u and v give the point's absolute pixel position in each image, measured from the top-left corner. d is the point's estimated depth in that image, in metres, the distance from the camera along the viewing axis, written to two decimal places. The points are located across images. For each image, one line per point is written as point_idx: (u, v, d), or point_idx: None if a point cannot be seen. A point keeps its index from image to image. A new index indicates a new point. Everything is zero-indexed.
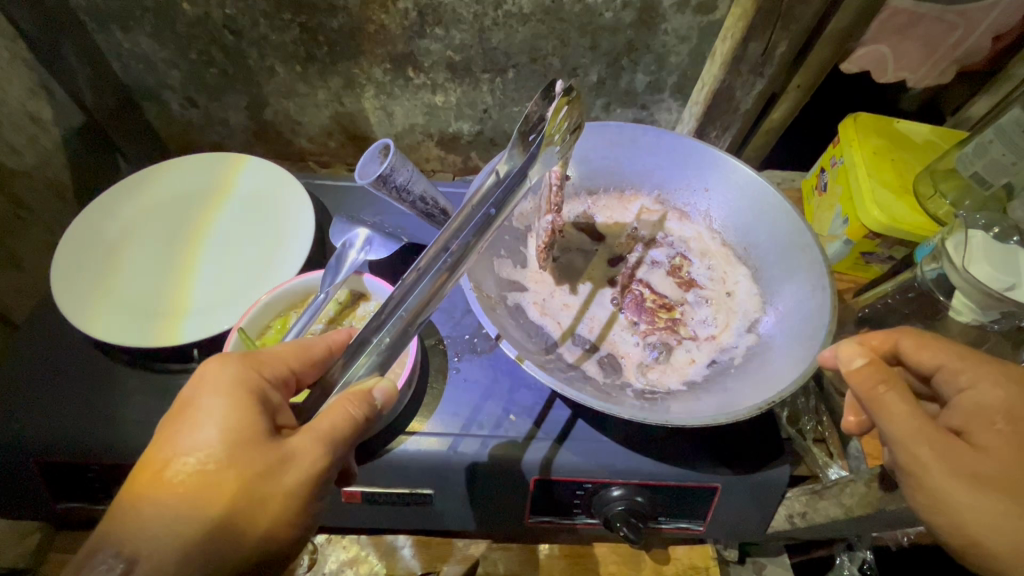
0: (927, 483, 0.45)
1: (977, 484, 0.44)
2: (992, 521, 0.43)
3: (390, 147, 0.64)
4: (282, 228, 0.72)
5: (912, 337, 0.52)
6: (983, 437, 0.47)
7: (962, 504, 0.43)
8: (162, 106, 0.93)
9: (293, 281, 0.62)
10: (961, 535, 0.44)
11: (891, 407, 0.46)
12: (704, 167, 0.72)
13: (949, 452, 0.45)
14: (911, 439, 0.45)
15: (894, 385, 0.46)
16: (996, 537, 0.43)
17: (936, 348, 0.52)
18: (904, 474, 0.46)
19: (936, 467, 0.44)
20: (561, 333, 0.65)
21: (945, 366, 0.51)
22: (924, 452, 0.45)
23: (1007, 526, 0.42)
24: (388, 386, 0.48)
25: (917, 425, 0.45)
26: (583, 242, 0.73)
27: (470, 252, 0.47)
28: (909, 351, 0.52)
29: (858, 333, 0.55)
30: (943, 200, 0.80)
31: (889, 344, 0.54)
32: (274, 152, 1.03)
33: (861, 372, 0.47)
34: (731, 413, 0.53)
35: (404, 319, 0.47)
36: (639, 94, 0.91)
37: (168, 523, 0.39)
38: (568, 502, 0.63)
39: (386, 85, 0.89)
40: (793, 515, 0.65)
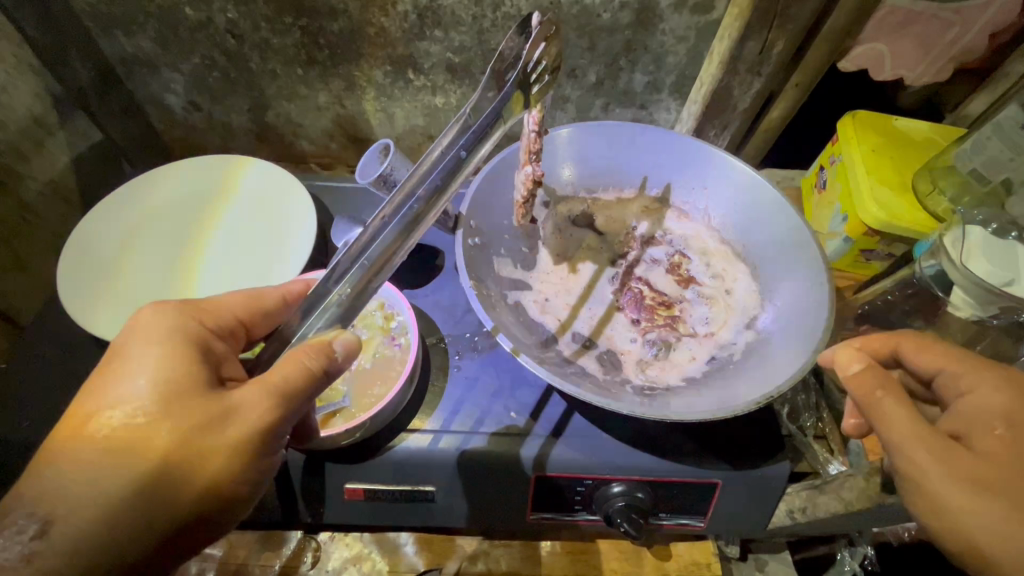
0: (926, 487, 0.44)
1: (979, 490, 0.43)
2: (996, 529, 0.42)
3: (390, 147, 0.64)
4: (283, 229, 0.73)
5: (911, 339, 0.54)
6: (984, 443, 0.46)
7: (961, 510, 0.43)
8: (166, 110, 0.94)
9: (295, 280, 0.64)
10: (961, 540, 0.43)
11: (887, 411, 0.47)
12: (703, 165, 0.72)
13: (947, 456, 0.44)
14: (908, 443, 0.45)
15: (892, 390, 0.47)
16: (998, 544, 0.42)
17: (937, 352, 0.52)
18: (903, 480, 0.46)
19: (934, 470, 0.44)
20: (561, 329, 0.65)
21: (944, 369, 0.51)
22: (921, 456, 0.45)
23: (1009, 533, 0.41)
24: (349, 339, 0.47)
25: (914, 428, 0.46)
26: (584, 240, 0.73)
27: (436, 199, 0.48)
28: (909, 353, 0.53)
29: (856, 335, 0.56)
30: (941, 197, 0.80)
31: (889, 348, 0.54)
32: (276, 155, 1.04)
33: (858, 376, 0.48)
34: (728, 408, 0.54)
35: (367, 268, 0.48)
36: (638, 93, 0.92)
37: (94, 475, 0.40)
38: (570, 499, 0.63)
39: (386, 87, 0.90)
40: (793, 510, 0.65)
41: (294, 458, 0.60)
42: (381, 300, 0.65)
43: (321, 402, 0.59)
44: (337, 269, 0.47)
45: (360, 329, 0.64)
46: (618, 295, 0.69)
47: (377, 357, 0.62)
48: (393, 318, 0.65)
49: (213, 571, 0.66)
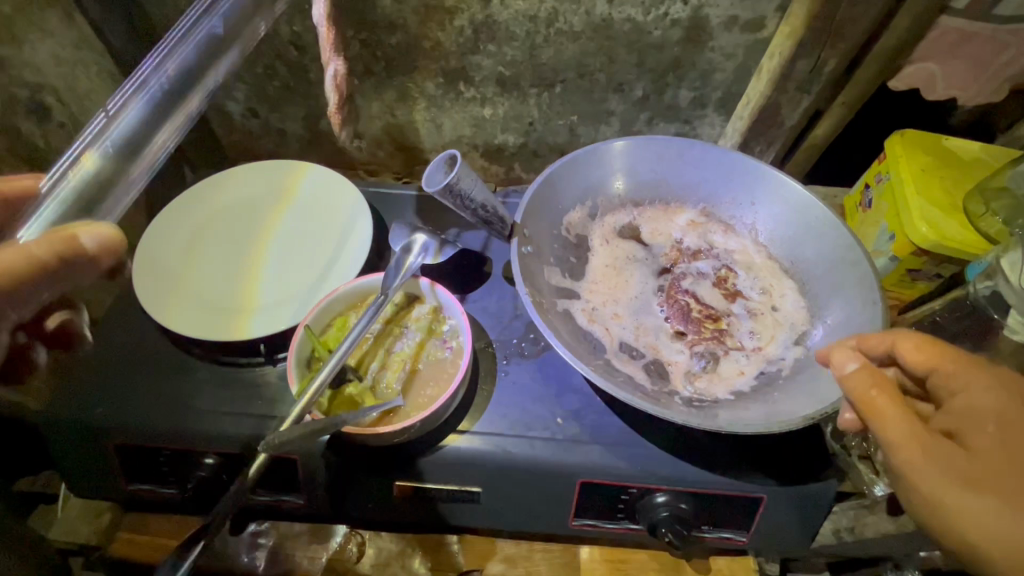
0: (919, 485, 0.45)
1: (971, 487, 0.43)
2: (988, 524, 0.42)
3: (456, 158, 0.62)
4: (337, 237, 0.76)
5: (908, 339, 0.53)
6: (976, 440, 0.46)
7: (957, 510, 0.43)
8: (226, 115, 0.99)
9: (354, 282, 0.65)
10: (957, 541, 0.43)
11: (882, 410, 0.47)
12: (751, 182, 0.74)
13: (940, 453, 0.45)
14: (901, 441, 0.45)
15: (886, 390, 0.47)
16: (989, 541, 0.42)
17: (932, 351, 0.52)
18: (897, 477, 0.46)
19: (928, 469, 0.44)
20: (609, 339, 0.66)
21: (937, 369, 0.51)
22: (914, 454, 0.45)
23: (1001, 531, 0.42)
24: (103, 235, 0.47)
25: (908, 427, 0.46)
26: (631, 252, 0.74)
27: (149, 77, 0.61)
28: (905, 352, 0.53)
29: (857, 336, 0.56)
30: (995, 218, 0.79)
31: (885, 346, 0.54)
32: (325, 161, 1.08)
33: (852, 374, 0.49)
34: (782, 424, 0.55)
35: (120, 149, 0.57)
36: (683, 109, 0.93)
37: None
38: (612, 506, 0.64)
39: (437, 99, 0.93)
40: (839, 529, 0.68)
41: (349, 453, 0.62)
42: (433, 305, 0.67)
43: (376, 401, 0.61)
44: (80, 153, 0.55)
45: (413, 331, 0.66)
46: (664, 307, 0.69)
47: (430, 359, 0.64)
48: (445, 321, 0.66)
49: (263, 560, 0.68)
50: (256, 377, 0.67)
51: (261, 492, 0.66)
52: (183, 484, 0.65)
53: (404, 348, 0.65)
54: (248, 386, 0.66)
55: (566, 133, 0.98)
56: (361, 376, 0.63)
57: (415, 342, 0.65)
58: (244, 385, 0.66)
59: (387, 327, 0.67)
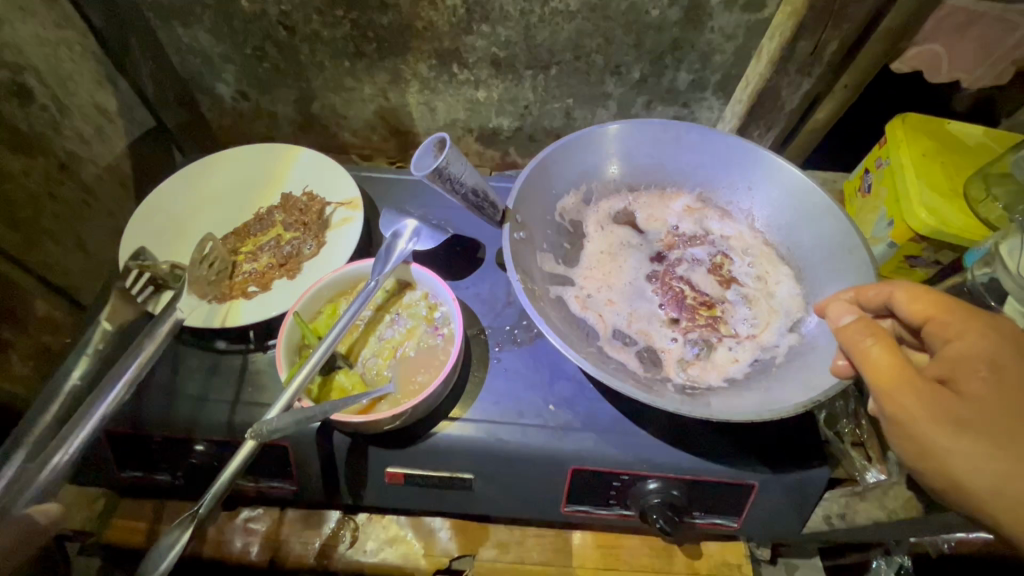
0: (912, 430, 0.45)
1: (960, 430, 0.44)
2: (977, 464, 0.43)
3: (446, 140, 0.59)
4: (327, 213, 0.73)
5: (903, 289, 0.51)
6: (968, 385, 0.45)
7: (946, 449, 0.44)
8: (216, 97, 0.97)
9: (342, 269, 0.64)
10: (944, 476, 0.45)
11: (875, 359, 0.47)
12: (748, 167, 0.73)
13: (932, 398, 0.45)
14: (892, 388, 0.46)
15: (882, 339, 0.47)
16: (975, 476, 0.43)
17: (930, 301, 0.49)
18: (890, 422, 0.47)
19: (920, 413, 0.45)
20: (603, 325, 0.65)
21: (933, 318, 0.49)
22: (905, 400, 0.45)
23: (989, 468, 0.43)
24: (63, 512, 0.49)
25: (901, 375, 0.46)
26: (626, 238, 0.73)
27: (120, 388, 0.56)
28: (900, 303, 0.51)
29: (855, 288, 0.56)
30: (994, 204, 0.78)
31: (881, 298, 0.53)
32: (318, 145, 1.06)
33: (849, 327, 0.49)
34: (775, 411, 0.55)
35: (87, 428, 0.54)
36: (681, 91, 0.91)
37: None
38: (604, 492, 0.64)
39: (430, 81, 0.92)
40: (831, 516, 0.67)
41: (340, 439, 0.62)
42: (425, 291, 0.67)
43: (367, 388, 0.60)
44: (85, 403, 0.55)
45: (404, 318, 0.65)
46: (659, 293, 0.69)
47: (421, 346, 0.63)
48: (437, 308, 0.66)
49: (258, 545, 0.69)
50: (246, 364, 0.67)
51: (254, 479, 0.66)
52: (175, 471, 0.65)
53: (395, 335, 0.64)
54: (240, 372, 0.66)
55: (562, 117, 0.96)
56: (351, 364, 0.62)
57: (406, 329, 0.64)
58: (235, 371, 0.66)
59: (378, 314, 0.66)
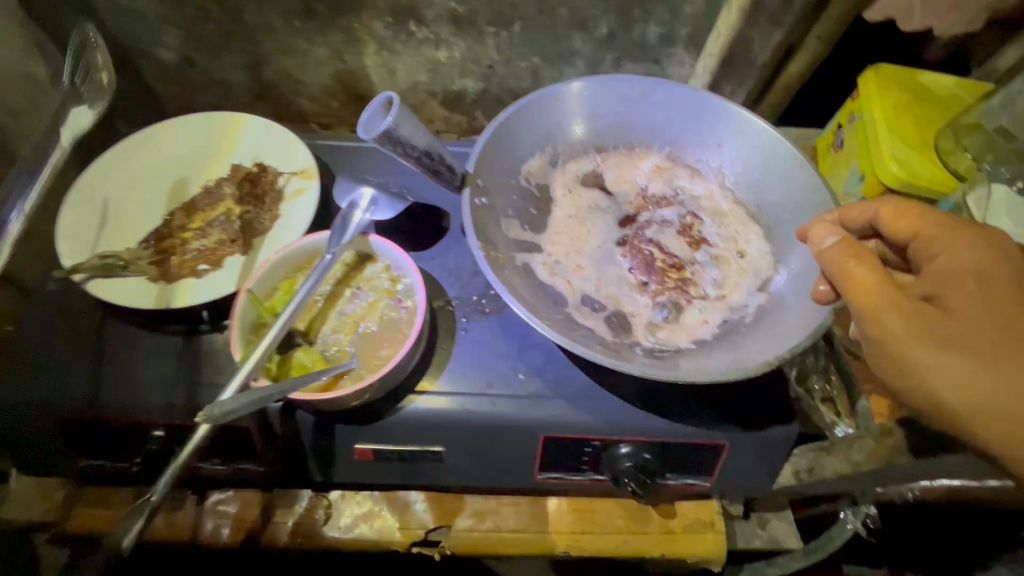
0: (894, 348, 0.46)
1: (944, 344, 0.45)
2: (958, 378, 0.44)
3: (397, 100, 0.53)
4: (280, 184, 0.69)
5: (891, 208, 0.54)
6: (952, 298, 0.47)
7: (927, 365, 0.45)
8: (159, 64, 0.91)
9: (297, 243, 0.61)
10: (925, 394, 0.46)
11: (857, 279, 0.47)
12: (717, 122, 0.70)
13: (916, 316, 0.46)
14: (876, 306, 0.46)
15: (864, 258, 0.48)
16: (956, 392, 0.44)
17: (915, 218, 0.52)
18: (871, 343, 0.47)
19: (901, 331, 0.45)
20: (571, 291, 0.64)
21: (921, 234, 0.52)
22: (889, 318, 0.46)
23: (970, 380, 0.44)
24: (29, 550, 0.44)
25: (883, 293, 0.46)
26: (594, 201, 0.71)
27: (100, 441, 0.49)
28: (887, 220, 0.54)
29: (840, 210, 0.58)
30: (964, 155, 0.77)
31: (867, 218, 0.55)
32: (275, 114, 1.01)
33: (831, 248, 0.49)
34: (743, 369, 0.54)
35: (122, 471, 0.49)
36: (651, 47, 0.87)
37: None
38: (577, 459, 0.64)
39: (388, 41, 0.87)
40: (801, 471, 0.68)
41: (303, 418, 0.60)
42: (387, 263, 0.64)
43: (328, 365, 0.58)
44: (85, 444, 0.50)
45: (366, 291, 0.63)
46: (628, 256, 0.67)
47: (383, 321, 0.61)
48: (400, 280, 0.63)
49: (228, 527, 0.68)
50: (203, 345, 0.64)
51: (218, 461, 0.64)
52: (133, 457, 0.63)
53: (356, 309, 0.62)
54: (197, 355, 0.63)
55: (528, 77, 0.92)
56: (311, 341, 0.60)
57: (368, 303, 0.62)
58: (192, 353, 0.63)
59: (337, 288, 0.63)
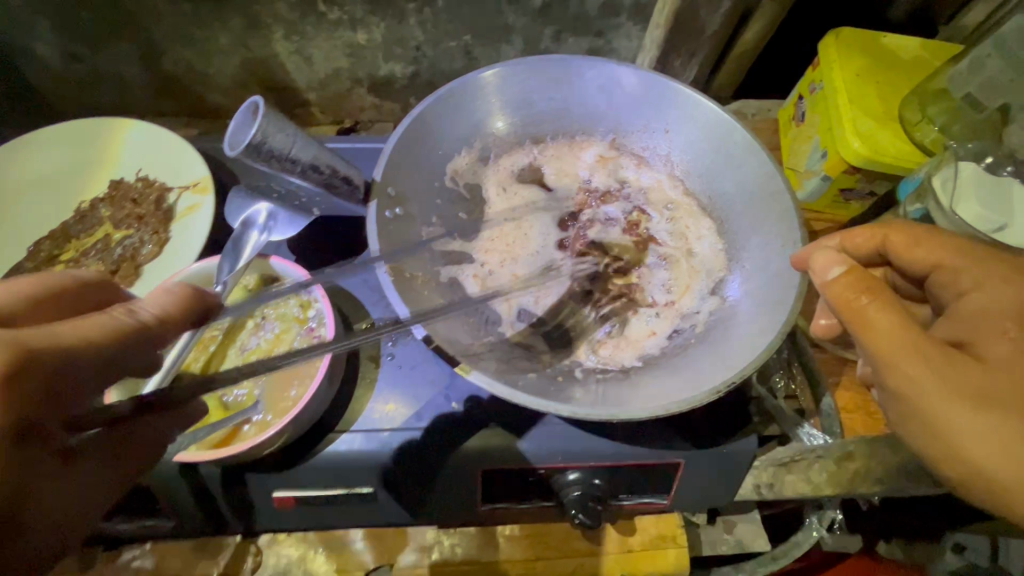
0: (923, 409, 0.38)
1: (985, 405, 0.37)
2: (1006, 450, 0.36)
3: (261, 105, 0.46)
4: (170, 200, 0.61)
5: (902, 233, 0.47)
6: (993, 348, 0.39)
7: (965, 431, 0.37)
8: (37, 61, 0.79)
9: (182, 273, 0.53)
10: (964, 468, 0.38)
11: (874, 320, 0.39)
12: (663, 104, 0.63)
13: (951, 369, 0.38)
14: (899, 356, 0.39)
15: (879, 294, 0.40)
16: (1006, 468, 0.36)
17: (934, 245, 0.46)
18: (894, 398, 0.40)
19: (931, 386, 0.38)
20: (505, 306, 0.58)
21: (942, 265, 0.45)
22: (915, 370, 0.38)
23: (1021, 452, 0.36)
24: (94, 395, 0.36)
25: (907, 340, 0.39)
26: (532, 199, 0.64)
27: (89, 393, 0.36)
28: (899, 247, 0.47)
29: (840, 233, 0.50)
30: (931, 127, 0.71)
31: (874, 244, 0.48)
32: (185, 111, 0.90)
33: (836, 282, 0.41)
34: (681, 401, 0.47)
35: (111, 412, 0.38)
36: (593, 18, 0.79)
37: None
38: (522, 487, 0.59)
39: (296, 23, 0.76)
40: (760, 486, 0.61)
41: (208, 472, 0.53)
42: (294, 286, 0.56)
43: (228, 413, 0.53)
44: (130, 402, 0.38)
45: (272, 322, 0.56)
46: (571, 262, 0.61)
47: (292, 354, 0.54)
48: (311, 305, 0.56)
49: None
50: None
51: None
52: None
53: (261, 343, 0.55)
54: None
55: (461, 57, 0.84)
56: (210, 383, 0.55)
57: (274, 334, 0.55)
58: None
59: (239, 320, 0.56)
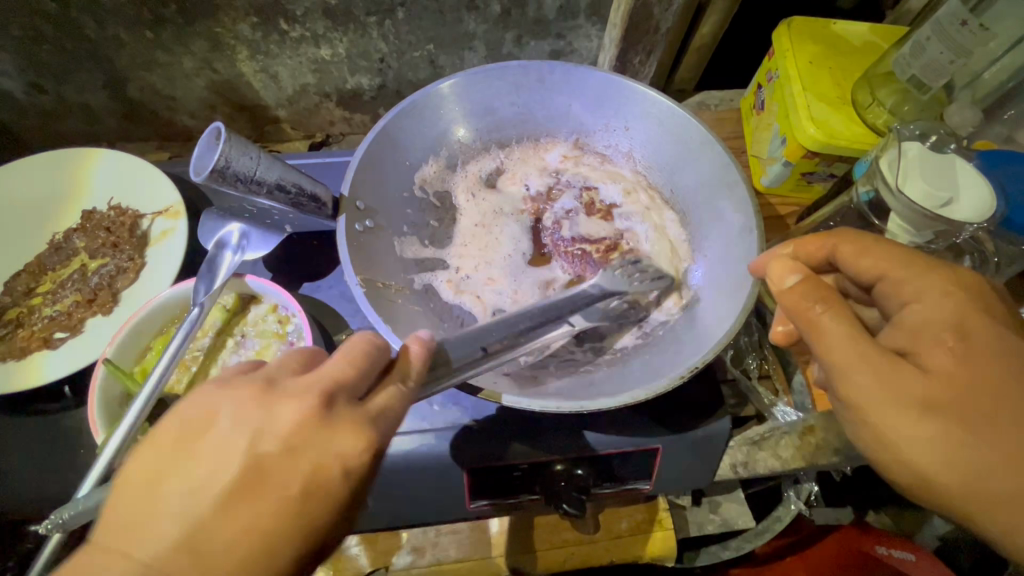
0: (868, 416, 0.41)
1: (927, 413, 0.40)
2: (941, 455, 0.39)
3: (223, 130, 0.48)
4: (143, 227, 0.62)
5: (850, 242, 0.48)
6: (932, 358, 0.41)
7: (907, 440, 0.40)
8: (3, 95, 0.79)
9: (155, 299, 0.54)
10: (905, 468, 0.41)
11: (827, 330, 0.42)
12: (621, 103, 0.64)
13: (895, 378, 0.40)
14: (848, 363, 0.41)
15: (830, 303, 0.42)
16: (946, 474, 0.39)
17: (878, 255, 0.47)
18: (845, 406, 0.42)
19: (877, 395, 0.41)
20: (482, 308, 0.60)
21: (886, 276, 0.46)
22: (862, 378, 0.41)
23: (958, 459, 0.39)
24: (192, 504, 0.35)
25: (857, 349, 0.41)
26: (499, 205, 0.67)
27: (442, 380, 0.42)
28: (847, 256, 0.49)
29: (792, 243, 0.52)
30: (881, 109, 0.73)
31: (825, 252, 0.50)
32: (156, 134, 0.91)
33: (793, 291, 0.44)
34: (652, 388, 0.49)
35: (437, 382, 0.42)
36: (552, 21, 0.80)
37: None
38: (508, 483, 0.60)
39: (259, 43, 0.77)
40: (736, 465, 0.62)
41: None
42: (272, 303, 0.57)
43: None
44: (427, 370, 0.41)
45: (252, 339, 0.57)
46: (562, 261, 0.64)
47: None
48: (289, 321, 0.57)
49: None
50: (73, 423, 0.56)
51: None
52: None
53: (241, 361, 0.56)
54: (66, 435, 0.55)
55: (426, 66, 0.85)
56: None
57: (255, 351, 0.56)
58: (54, 434, 0.55)
59: (219, 339, 0.57)
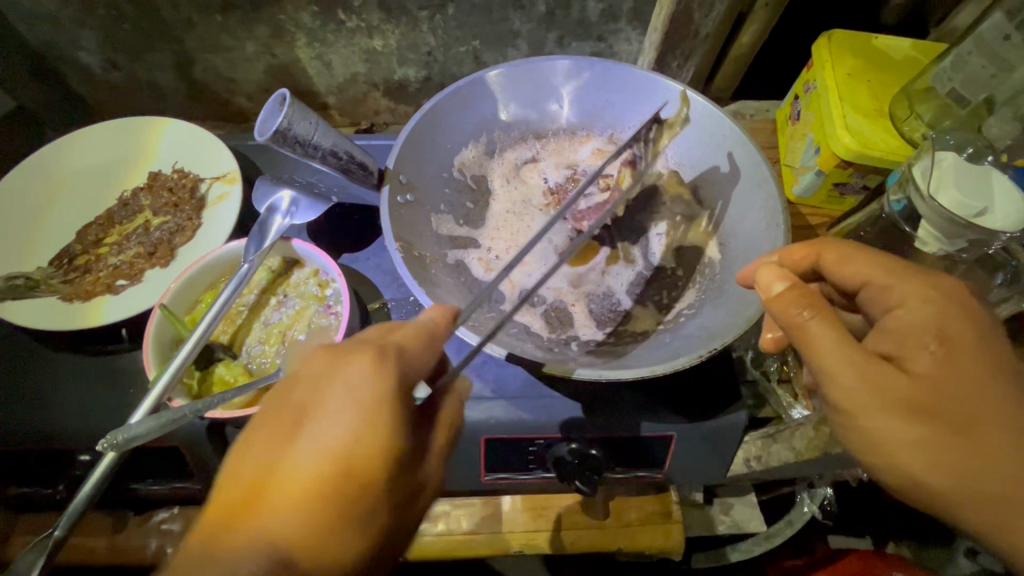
0: (858, 421, 0.41)
1: (912, 415, 0.40)
2: (927, 454, 0.40)
3: (288, 96, 0.52)
4: (202, 190, 0.67)
5: (833, 251, 0.48)
6: (917, 361, 0.41)
7: (898, 441, 0.41)
8: (83, 69, 0.86)
9: (214, 254, 0.59)
10: (896, 472, 0.41)
11: (816, 335, 0.42)
12: (657, 101, 0.66)
13: (879, 382, 0.41)
14: (833, 365, 0.41)
15: (818, 308, 0.42)
16: (932, 474, 0.40)
17: (861, 262, 0.47)
18: (830, 406, 0.43)
19: (863, 399, 0.41)
20: (510, 286, 0.62)
21: (869, 282, 0.47)
22: (849, 381, 0.41)
23: (947, 459, 0.40)
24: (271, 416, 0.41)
25: (847, 356, 0.41)
26: (529, 194, 0.69)
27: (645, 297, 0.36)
28: (830, 265, 0.49)
29: (778, 251, 0.52)
30: (919, 122, 0.73)
31: (810, 258, 0.49)
32: (214, 113, 0.97)
33: (782, 297, 0.43)
34: (666, 364, 0.51)
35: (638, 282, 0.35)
36: (594, 23, 0.83)
37: None
38: (523, 459, 0.62)
39: (318, 32, 0.82)
40: (750, 458, 0.64)
41: (232, 435, 0.56)
42: (314, 268, 0.61)
43: (253, 377, 0.56)
44: None
45: (292, 299, 0.61)
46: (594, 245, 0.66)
47: (311, 328, 0.59)
48: (328, 285, 0.60)
49: (172, 546, 0.65)
50: (126, 364, 0.61)
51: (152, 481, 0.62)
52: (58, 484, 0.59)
53: (282, 318, 0.60)
54: (117, 374, 0.60)
55: (470, 61, 0.89)
56: (234, 354, 0.58)
57: (295, 311, 0.60)
58: (106, 373, 0.59)
59: (263, 297, 0.61)
